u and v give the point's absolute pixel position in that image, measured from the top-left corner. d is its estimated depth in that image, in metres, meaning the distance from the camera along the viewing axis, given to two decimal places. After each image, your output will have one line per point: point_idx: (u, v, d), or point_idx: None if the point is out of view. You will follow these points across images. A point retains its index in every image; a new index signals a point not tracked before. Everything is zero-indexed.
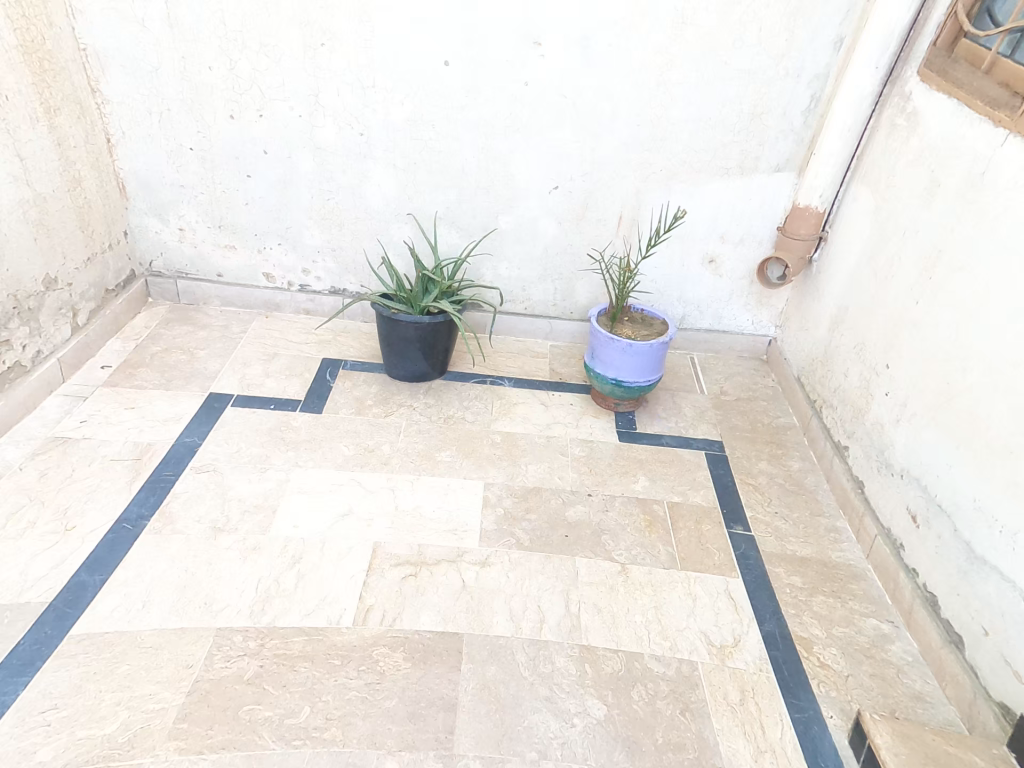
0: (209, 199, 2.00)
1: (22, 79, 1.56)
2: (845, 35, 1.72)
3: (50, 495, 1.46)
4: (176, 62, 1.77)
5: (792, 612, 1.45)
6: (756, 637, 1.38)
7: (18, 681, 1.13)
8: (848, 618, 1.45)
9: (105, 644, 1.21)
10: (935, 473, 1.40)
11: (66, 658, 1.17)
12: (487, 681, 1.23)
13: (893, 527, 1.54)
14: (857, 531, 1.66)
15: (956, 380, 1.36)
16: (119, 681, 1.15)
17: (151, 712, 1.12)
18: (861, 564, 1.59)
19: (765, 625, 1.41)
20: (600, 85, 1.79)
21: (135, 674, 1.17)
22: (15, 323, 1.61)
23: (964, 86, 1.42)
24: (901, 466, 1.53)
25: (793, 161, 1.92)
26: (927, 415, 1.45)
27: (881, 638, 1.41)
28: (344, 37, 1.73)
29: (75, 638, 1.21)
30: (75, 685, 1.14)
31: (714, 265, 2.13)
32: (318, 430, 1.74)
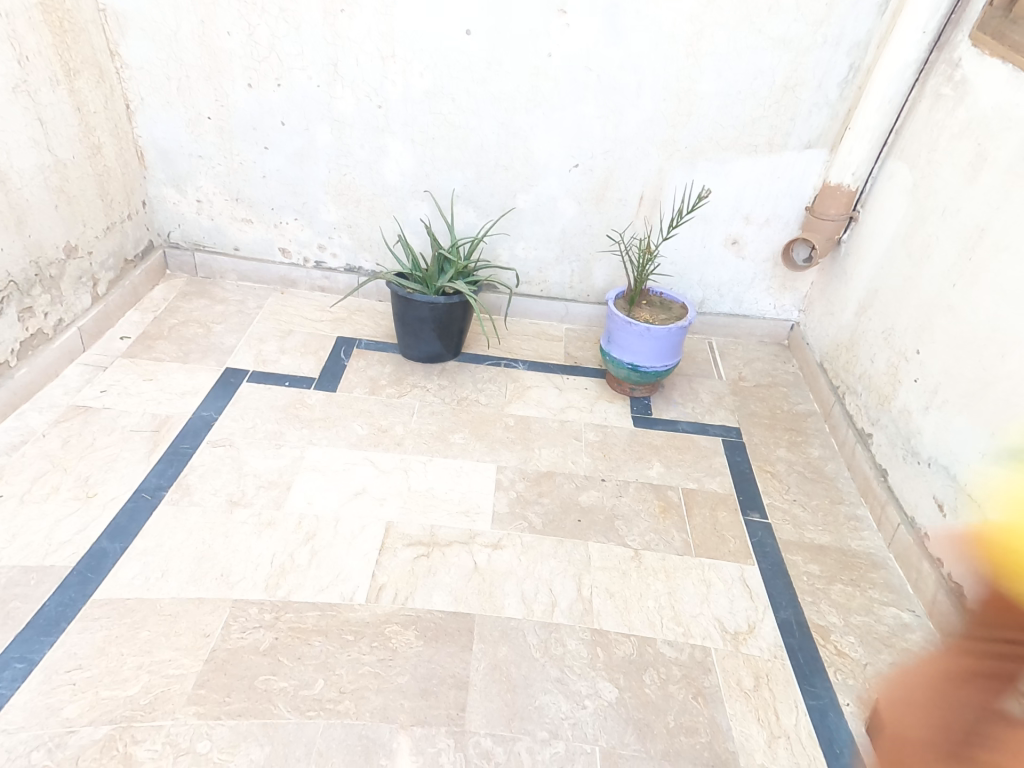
0: (226, 170, 1.99)
1: (43, 41, 1.56)
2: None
3: (72, 462, 1.48)
4: (194, 26, 1.75)
5: (810, 601, 1.43)
6: (771, 625, 1.36)
7: (44, 641, 1.15)
8: (867, 606, 1.43)
9: (125, 609, 1.22)
10: (966, 461, 1.37)
11: (90, 621, 1.20)
12: (498, 660, 1.24)
13: (917, 516, 1.51)
14: (878, 519, 1.63)
15: (995, 366, 1.33)
16: (140, 646, 1.17)
17: (170, 677, 1.13)
18: (881, 553, 1.56)
19: (780, 613, 1.39)
20: (627, 56, 1.75)
21: (155, 640, 1.18)
22: (37, 290, 1.63)
23: (1018, 50, 1.34)
24: (928, 454, 1.49)
25: (825, 136, 1.87)
26: (960, 401, 1.41)
27: (901, 627, 1.39)
28: (363, 4, 1.69)
29: (98, 603, 1.23)
30: (99, 647, 1.16)
31: (737, 246, 2.09)
32: (332, 408, 1.75)
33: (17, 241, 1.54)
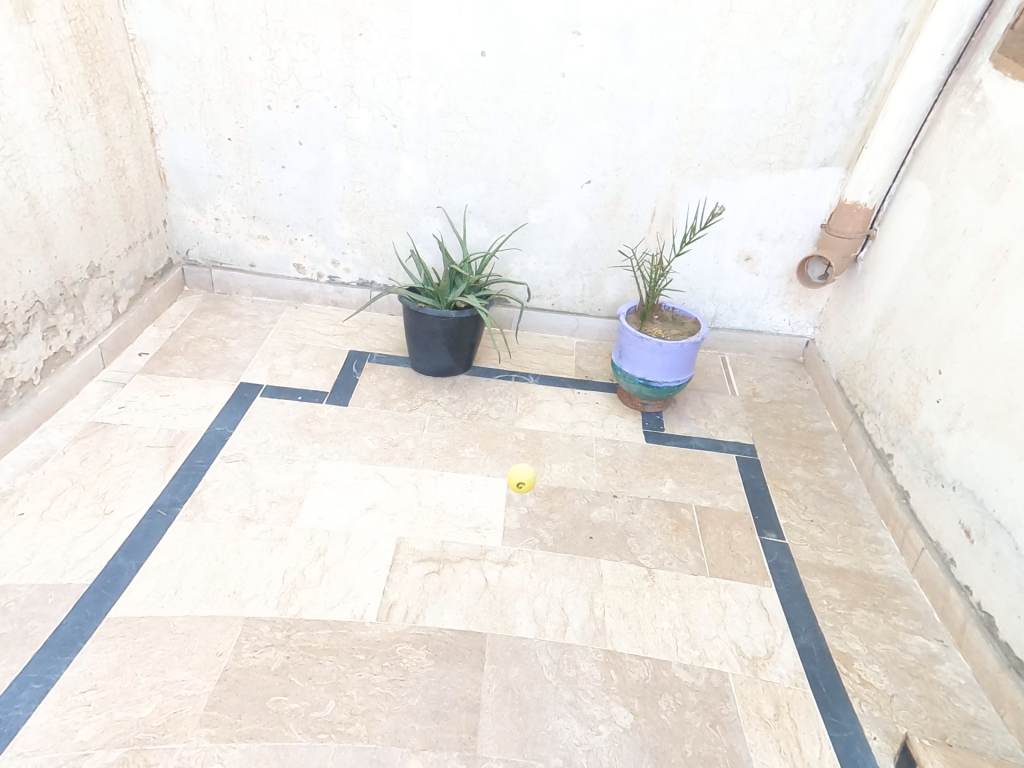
0: (244, 188, 2.03)
1: (74, 70, 1.60)
2: (908, 21, 1.65)
3: (90, 479, 1.49)
4: (218, 52, 1.79)
5: (830, 626, 1.40)
6: (790, 650, 1.33)
7: (59, 661, 1.15)
8: (891, 634, 1.39)
9: (139, 628, 1.22)
10: (993, 486, 1.34)
11: (104, 640, 1.20)
12: (510, 682, 1.22)
13: (943, 542, 1.48)
14: (900, 543, 1.60)
15: (1021, 388, 1.30)
16: (154, 665, 1.17)
17: (183, 697, 1.13)
18: (904, 578, 1.53)
19: (800, 638, 1.36)
20: (640, 74, 1.77)
21: (168, 659, 1.18)
22: (61, 309, 1.66)
23: None
24: (953, 478, 1.46)
25: (841, 155, 1.87)
26: (985, 424, 1.39)
27: (929, 658, 1.35)
28: (383, 29, 1.73)
29: (113, 621, 1.23)
30: (113, 667, 1.16)
31: (750, 262, 2.08)
32: (344, 423, 1.75)
33: (43, 263, 1.57)
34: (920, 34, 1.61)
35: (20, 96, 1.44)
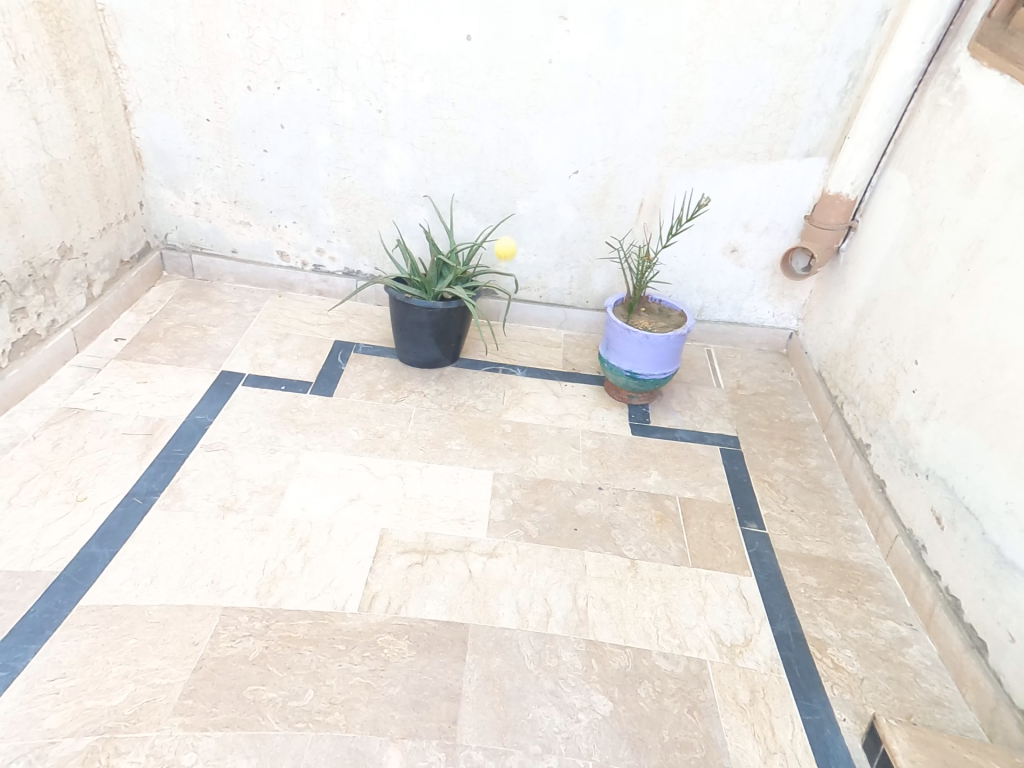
0: (224, 172, 1.98)
1: (39, 40, 1.55)
2: (890, 9, 1.65)
3: (62, 465, 1.46)
4: (194, 28, 1.74)
5: (806, 613, 1.41)
6: (767, 638, 1.35)
7: (27, 649, 1.13)
8: (864, 619, 1.41)
9: (113, 616, 1.20)
10: (964, 473, 1.36)
11: (75, 628, 1.17)
12: (491, 672, 1.22)
13: (915, 529, 1.49)
14: (876, 531, 1.62)
15: (994, 378, 1.32)
16: (126, 654, 1.15)
17: (156, 686, 1.11)
18: (879, 565, 1.55)
19: (777, 625, 1.38)
20: (627, 63, 1.75)
21: (142, 648, 1.16)
22: (30, 291, 1.61)
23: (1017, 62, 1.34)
24: (926, 466, 1.48)
25: (825, 144, 1.87)
26: (958, 413, 1.40)
27: (898, 642, 1.37)
28: (364, 7, 1.69)
29: (85, 609, 1.20)
30: (84, 655, 1.14)
31: (736, 254, 2.08)
32: (328, 413, 1.73)
33: (10, 242, 1.53)
34: (902, 22, 1.61)
35: None
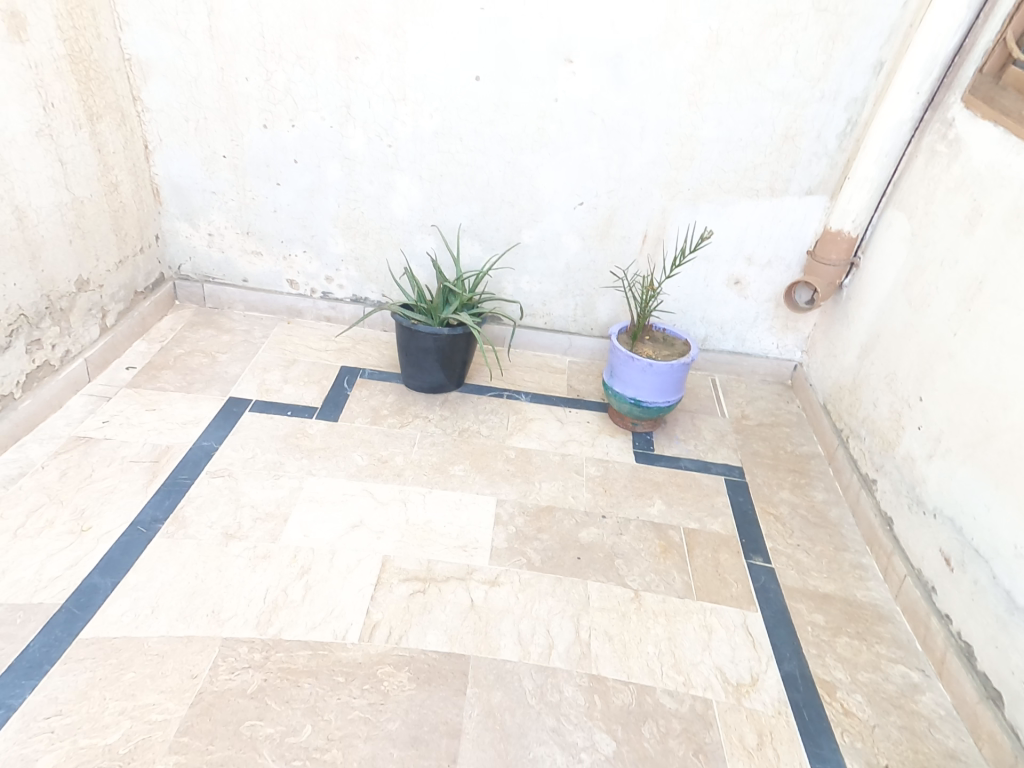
0: (238, 204, 2.02)
1: (68, 88, 1.61)
2: (885, 59, 1.70)
3: (68, 496, 1.46)
4: (214, 72, 1.80)
5: (815, 654, 1.39)
6: (774, 677, 1.33)
7: (23, 686, 1.11)
8: (874, 663, 1.39)
9: (112, 649, 1.19)
10: (971, 515, 1.35)
11: (73, 663, 1.16)
12: (492, 707, 1.20)
13: (924, 569, 1.48)
14: (884, 569, 1.60)
15: (998, 419, 1.32)
16: (123, 689, 1.13)
17: (153, 723, 1.09)
18: (887, 605, 1.53)
19: (784, 665, 1.35)
20: (631, 102, 1.80)
21: (140, 682, 1.15)
22: (47, 323, 1.63)
23: (1010, 114, 1.38)
24: (934, 505, 1.47)
25: (825, 183, 1.90)
26: (963, 452, 1.40)
27: (910, 688, 1.34)
28: (376, 50, 1.75)
29: (84, 642, 1.19)
30: (81, 692, 1.12)
31: (740, 286, 2.11)
32: (333, 438, 1.74)
33: (28, 276, 1.55)
34: (897, 71, 1.66)
35: (11, 112, 1.43)
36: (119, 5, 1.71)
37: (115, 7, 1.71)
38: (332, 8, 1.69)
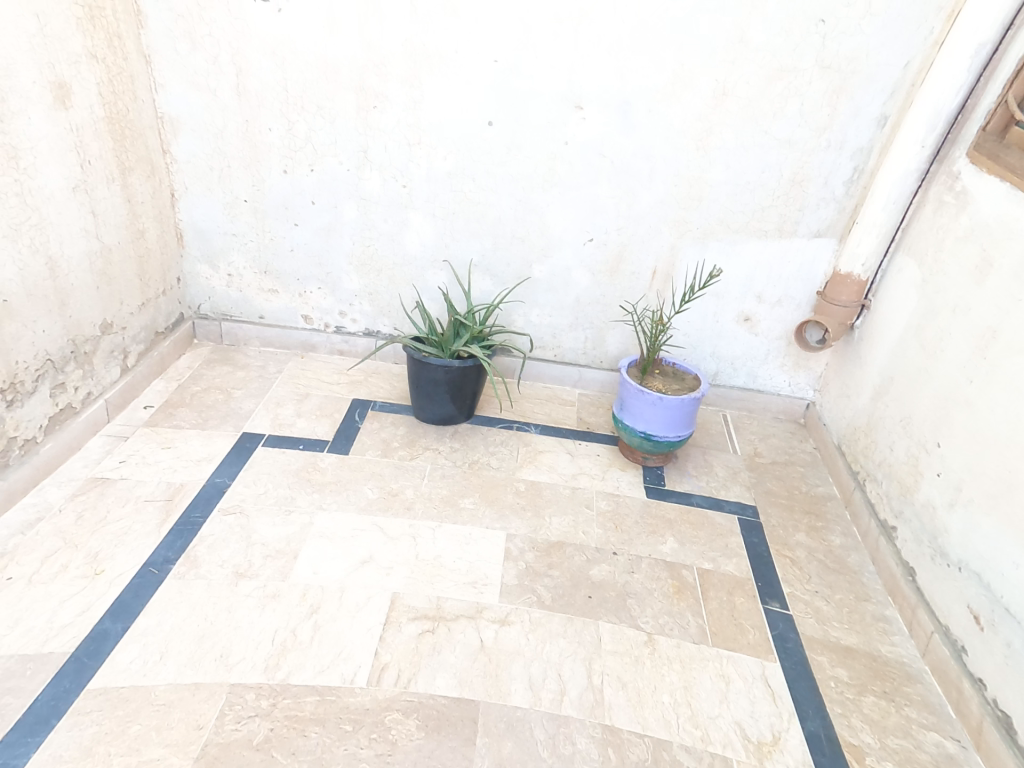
0: (257, 245, 2.09)
1: (104, 146, 1.69)
2: (889, 113, 1.76)
3: (83, 539, 1.45)
4: (240, 125, 1.89)
5: (840, 713, 1.33)
6: (798, 737, 1.27)
7: (28, 743, 1.07)
8: (904, 727, 1.32)
9: (119, 700, 1.16)
10: (1000, 570, 1.31)
11: (80, 716, 1.12)
12: (502, 759, 1.16)
13: (952, 627, 1.43)
14: (909, 624, 1.55)
15: (1019, 468, 1.30)
16: (129, 743, 1.10)
17: None
18: (915, 664, 1.47)
19: (807, 723, 1.30)
20: (639, 145, 1.86)
21: (146, 735, 1.11)
22: (71, 366, 1.68)
23: (1016, 168, 1.41)
24: (959, 558, 1.44)
25: (833, 227, 1.94)
26: (987, 502, 1.38)
27: (946, 760, 1.27)
28: (394, 100, 1.83)
29: (92, 694, 1.16)
30: (86, 747, 1.08)
31: (749, 323, 2.13)
32: (344, 472, 1.75)
33: (56, 322, 1.60)
34: (904, 122, 1.71)
35: (49, 171, 1.52)
36: (155, 68, 1.82)
37: (151, 69, 1.82)
38: (353, 63, 1.79)
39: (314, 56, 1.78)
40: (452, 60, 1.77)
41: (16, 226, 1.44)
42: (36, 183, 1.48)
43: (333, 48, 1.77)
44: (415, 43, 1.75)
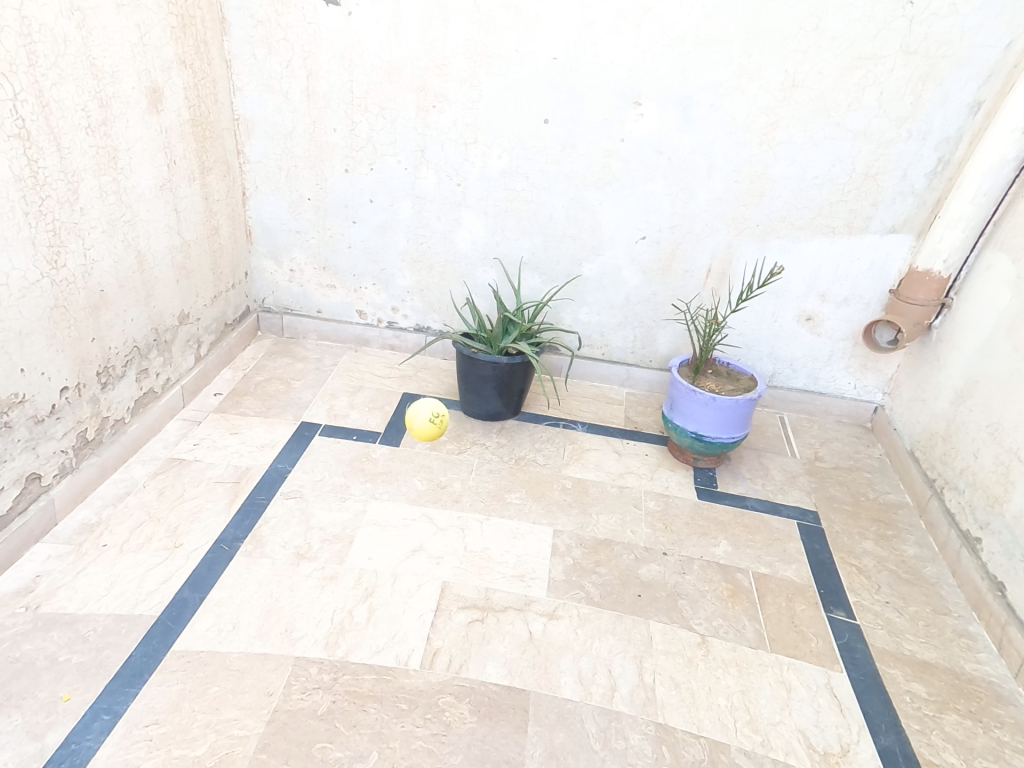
0: (317, 242, 2.17)
1: (187, 147, 1.80)
2: (983, 99, 1.66)
3: (164, 514, 1.55)
4: (307, 126, 1.96)
5: (917, 729, 1.28)
6: (869, 750, 1.23)
7: (127, 693, 1.17)
8: (994, 750, 1.25)
9: (199, 663, 1.24)
10: None
11: (168, 673, 1.21)
12: (554, 748, 1.17)
13: None
14: (998, 641, 1.46)
15: None
16: (209, 702, 1.18)
17: (234, 738, 1.13)
18: (1005, 684, 1.39)
19: (881, 738, 1.25)
20: (699, 143, 1.83)
21: (223, 696, 1.19)
22: (154, 353, 1.80)
23: None
24: None
25: (911, 222, 1.85)
26: None
27: None
28: (453, 100, 1.86)
29: (176, 655, 1.25)
30: (173, 702, 1.17)
31: (812, 322, 2.07)
32: (395, 463, 1.81)
33: (143, 312, 1.72)
34: (1000, 111, 1.60)
35: (142, 170, 1.63)
36: (234, 72, 1.91)
37: (231, 74, 1.91)
38: (417, 64, 1.83)
39: (380, 57, 1.83)
40: (513, 60, 1.78)
41: (113, 222, 1.56)
42: (130, 182, 1.60)
43: (398, 50, 1.81)
44: (478, 44, 1.78)
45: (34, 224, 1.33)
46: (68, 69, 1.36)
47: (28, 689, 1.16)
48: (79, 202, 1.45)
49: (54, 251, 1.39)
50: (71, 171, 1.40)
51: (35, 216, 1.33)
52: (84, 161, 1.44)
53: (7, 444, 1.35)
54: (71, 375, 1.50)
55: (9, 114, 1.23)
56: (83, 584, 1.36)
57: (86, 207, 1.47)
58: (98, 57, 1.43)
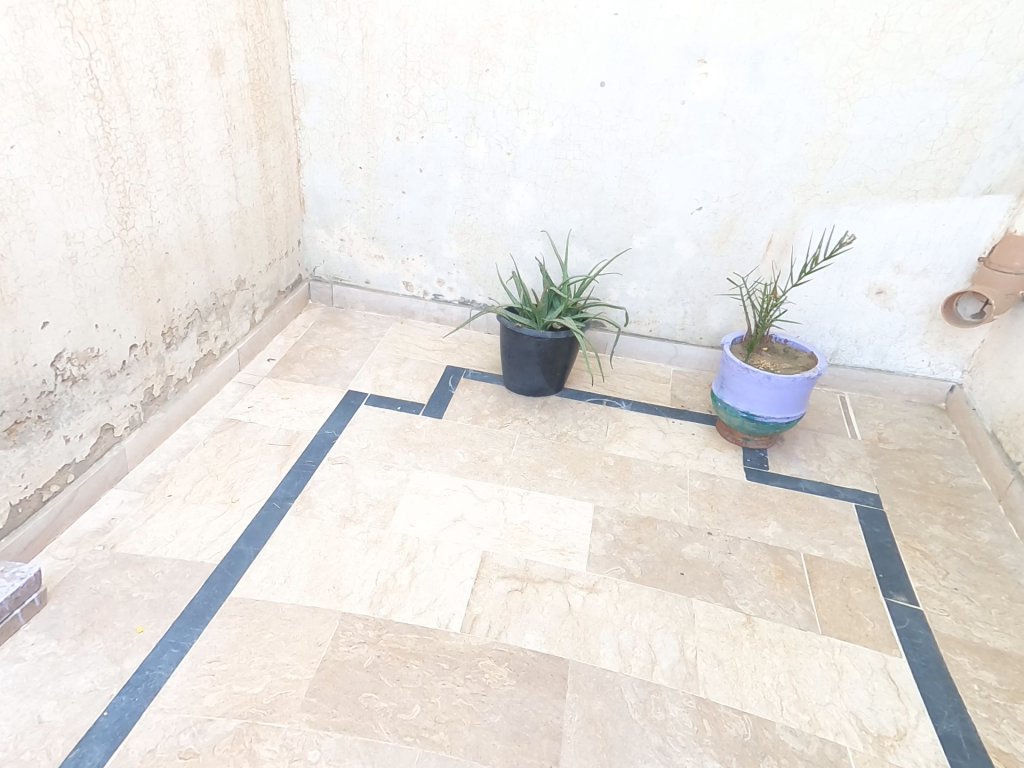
0: (367, 212, 2.17)
1: (246, 111, 1.81)
2: None
3: (222, 470, 1.63)
4: (361, 92, 1.95)
5: (986, 718, 1.22)
6: (929, 735, 1.19)
7: (193, 631, 1.25)
8: None
9: (255, 610, 1.31)
10: None
11: (227, 617, 1.29)
12: (593, 715, 1.19)
13: None
14: None
15: None
16: (264, 646, 1.24)
17: (288, 681, 1.19)
18: None
19: (942, 723, 1.21)
20: (768, 103, 1.72)
21: (277, 643, 1.25)
22: (213, 317, 1.86)
23: None
24: None
25: (1011, 181, 1.70)
26: None
27: None
28: (507, 61, 1.80)
29: (234, 601, 1.32)
30: (232, 644, 1.24)
31: (884, 296, 1.94)
32: (437, 434, 1.83)
33: (203, 276, 1.78)
34: None
35: (204, 134, 1.66)
36: (292, 35, 1.90)
37: (289, 37, 1.91)
38: (472, 24, 1.77)
39: (435, 18, 1.79)
40: (573, 16, 1.71)
41: (176, 186, 1.60)
42: (193, 145, 1.63)
43: (454, 10, 1.76)
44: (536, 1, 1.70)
45: (106, 185, 1.37)
46: (137, 29, 1.38)
47: (107, 619, 1.25)
48: (147, 165, 1.49)
49: (125, 211, 1.44)
50: (140, 133, 1.44)
51: (108, 177, 1.38)
52: (151, 123, 1.47)
53: (84, 395, 1.44)
54: (140, 333, 1.58)
55: (84, 73, 1.27)
56: (152, 529, 1.45)
57: (152, 170, 1.51)
58: (166, 17, 1.45)
